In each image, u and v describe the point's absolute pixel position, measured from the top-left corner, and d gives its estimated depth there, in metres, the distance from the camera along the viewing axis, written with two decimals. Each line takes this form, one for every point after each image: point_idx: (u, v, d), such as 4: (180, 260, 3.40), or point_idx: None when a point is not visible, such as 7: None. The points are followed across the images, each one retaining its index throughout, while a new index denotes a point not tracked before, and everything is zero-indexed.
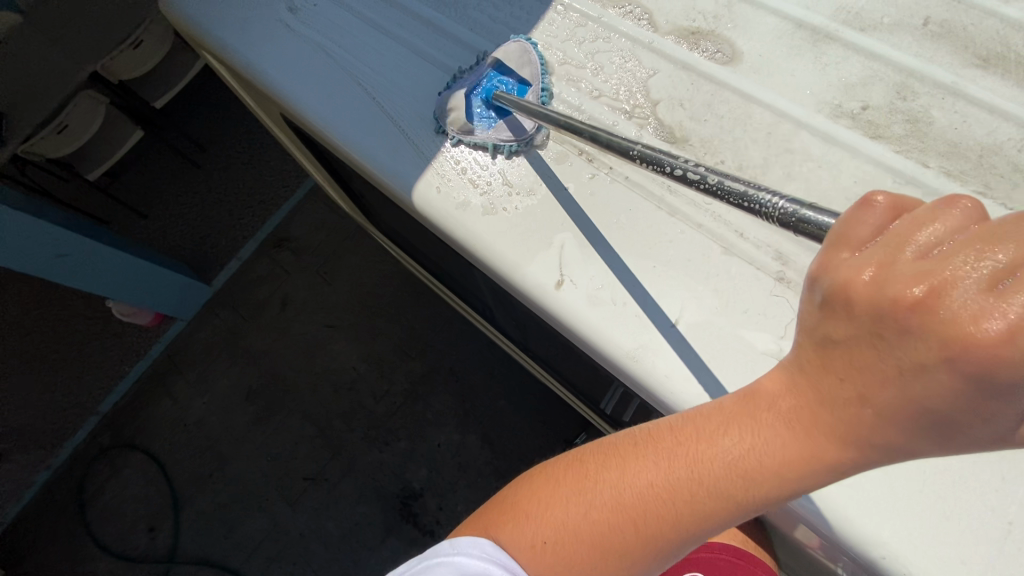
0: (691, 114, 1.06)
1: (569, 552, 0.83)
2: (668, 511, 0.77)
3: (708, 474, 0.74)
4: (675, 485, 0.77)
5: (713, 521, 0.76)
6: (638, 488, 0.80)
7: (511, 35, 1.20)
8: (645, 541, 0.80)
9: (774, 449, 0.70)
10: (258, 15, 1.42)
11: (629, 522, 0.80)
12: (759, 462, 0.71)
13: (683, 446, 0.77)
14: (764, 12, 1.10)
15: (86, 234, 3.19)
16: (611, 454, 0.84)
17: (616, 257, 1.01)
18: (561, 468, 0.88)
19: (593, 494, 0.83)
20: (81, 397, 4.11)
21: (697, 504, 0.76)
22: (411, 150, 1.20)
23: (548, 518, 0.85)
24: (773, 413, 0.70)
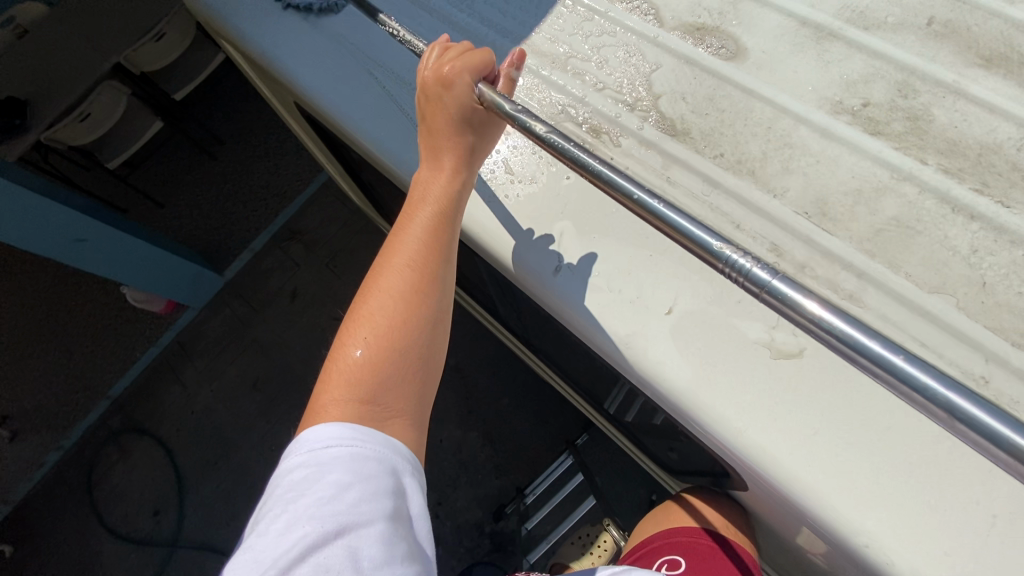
0: (693, 108, 1.07)
1: (380, 360, 0.93)
2: (414, 266, 0.98)
3: (426, 220, 1.00)
4: (410, 246, 0.99)
5: (450, 247, 1.01)
6: (393, 278, 0.97)
7: (518, 28, 1.23)
8: (419, 302, 0.96)
9: (449, 170, 1.01)
10: (275, 5, 1.47)
11: (400, 297, 0.96)
12: (453, 184, 1.00)
13: (398, 231, 1.01)
14: (768, 10, 1.11)
15: (104, 218, 3.26)
16: (365, 284, 1.01)
17: (613, 246, 1.02)
18: (342, 329, 0.98)
19: (370, 307, 0.97)
20: (93, 380, 4.20)
21: (432, 246, 0.99)
22: (418, 138, 1.24)
23: (349, 360, 0.93)
24: (429, 162, 1.03)
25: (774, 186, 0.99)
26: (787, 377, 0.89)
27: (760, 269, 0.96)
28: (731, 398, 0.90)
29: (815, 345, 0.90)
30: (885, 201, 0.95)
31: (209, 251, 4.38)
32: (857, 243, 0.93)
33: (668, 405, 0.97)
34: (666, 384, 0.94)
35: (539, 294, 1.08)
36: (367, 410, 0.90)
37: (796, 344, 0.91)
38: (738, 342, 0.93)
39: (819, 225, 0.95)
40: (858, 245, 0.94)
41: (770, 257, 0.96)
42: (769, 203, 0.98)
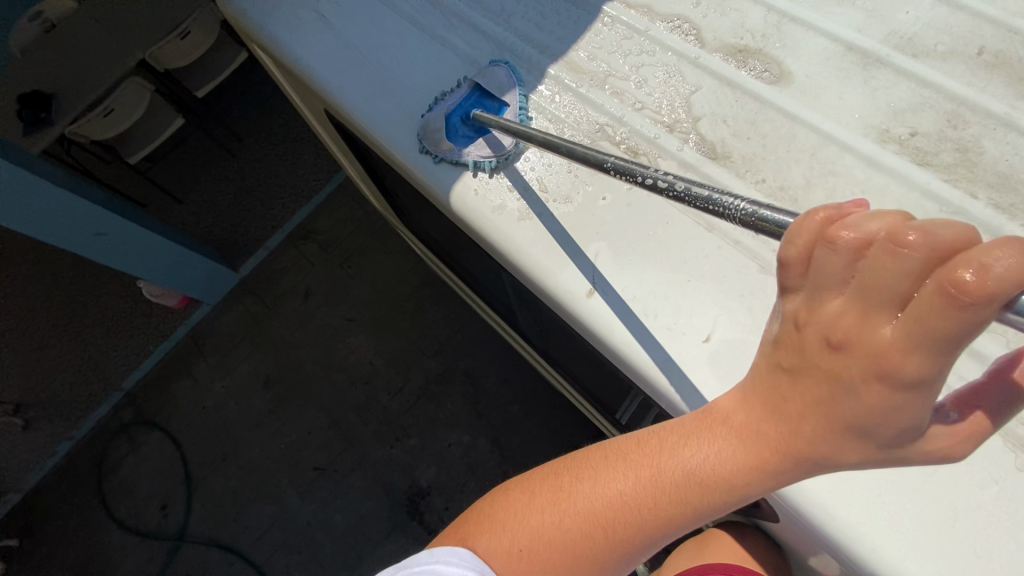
0: (734, 131, 1.06)
1: (549, 558, 0.88)
2: (631, 522, 0.84)
3: (675, 490, 0.80)
4: (636, 501, 0.83)
5: (681, 525, 0.82)
6: (604, 504, 0.85)
7: (556, 44, 1.22)
8: (616, 549, 0.85)
9: (745, 454, 0.73)
10: (309, 13, 1.47)
11: (593, 527, 0.86)
12: (740, 470, 0.74)
13: (635, 462, 0.84)
14: (813, 33, 1.09)
15: (124, 213, 3.30)
16: (572, 470, 0.90)
17: (649, 270, 1.01)
18: (531, 484, 0.93)
19: (565, 509, 0.88)
20: (107, 371, 4.24)
21: (662, 515, 0.81)
22: (451, 152, 1.22)
23: (518, 535, 0.90)
24: (732, 431, 0.75)
25: None
26: None
27: None
28: None
29: None
30: None
31: (225, 248, 4.41)
32: None
33: None
34: None
35: (572, 316, 1.07)
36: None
37: None
38: None
39: None
40: None
41: None
42: None
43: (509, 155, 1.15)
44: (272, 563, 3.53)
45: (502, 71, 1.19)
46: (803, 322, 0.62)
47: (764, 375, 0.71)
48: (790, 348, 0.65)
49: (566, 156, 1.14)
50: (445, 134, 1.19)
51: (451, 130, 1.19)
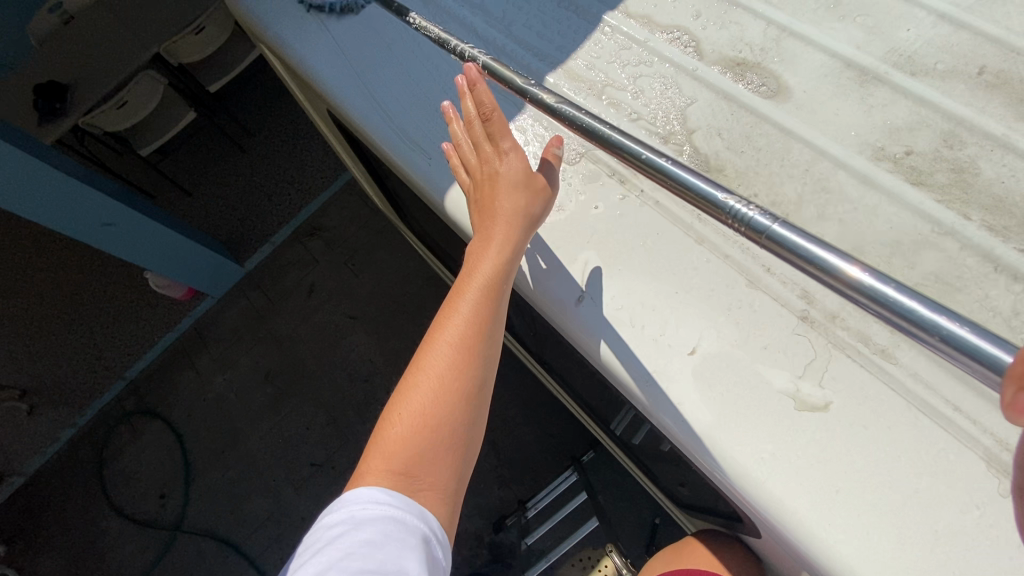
0: (728, 145, 1.06)
1: (421, 436, 0.94)
2: (458, 355, 0.99)
3: (473, 306, 1.00)
4: (453, 334, 1.00)
5: (491, 330, 1.01)
6: (437, 357, 0.99)
7: (555, 53, 1.22)
8: (458, 385, 0.97)
9: (499, 241, 1.01)
10: (314, 13, 1.48)
11: (450, 378, 0.98)
12: (500, 253, 1.00)
13: (442, 316, 1.02)
14: (812, 49, 1.09)
15: (133, 204, 3.34)
16: (413, 363, 1.02)
17: (638, 280, 1.01)
18: (394, 396, 0.99)
19: (415, 388, 0.98)
20: (111, 360, 4.29)
21: (474, 332, 0.99)
22: (448, 158, 1.24)
23: (389, 440, 0.95)
24: (480, 236, 1.03)
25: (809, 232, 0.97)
26: (812, 429, 0.87)
27: (788, 315, 0.93)
28: (752, 447, 0.88)
29: (842, 399, 0.88)
30: (924, 255, 0.92)
31: (232, 242, 4.45)
32: None
33: (685, 446, 0.95)
34: (685, 425, 0.92)
35: (560, 322, 1.07)
36: (407, 479, 0.92)
37: (822, 397, 0.88)
38: (760, 388, 0.90)
39: None
40: None
41: (800, 303, 0.94)
42: None
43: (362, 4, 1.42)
44: (266, 556, 3.55)
45: None
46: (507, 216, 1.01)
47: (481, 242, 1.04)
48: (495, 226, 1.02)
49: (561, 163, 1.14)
50: None
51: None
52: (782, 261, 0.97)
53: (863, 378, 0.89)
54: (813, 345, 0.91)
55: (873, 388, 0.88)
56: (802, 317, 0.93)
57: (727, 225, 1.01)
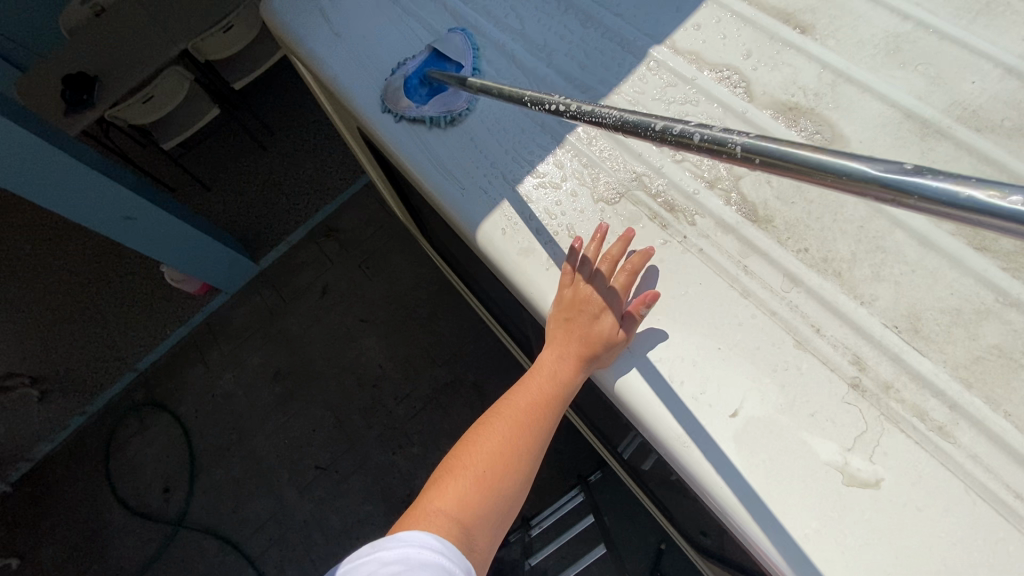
0: (778, 194, 1.01)
1: (476, 494, 1.01)
2: (520, 433, 1.07)
3: (535, 398, 1.10)
4: (514, 413, 1.10)
5: (551, 422, 1.09)
6: (497, 429, 1.09)
7: (597, 86, 1.19)
8: (515, 459, 1.06)
9: (569, 357, 1.06)
10: (351, 32, 1.46)
11: (509, 456, 1.06)
12: (566, 367, 1.06)
13: (506, 398, 1.14)
14: (870, 97, 1.04)
15: (153, 199, 3.35)
16: (474, 433, 1.11)
17: (678, 335, 0.97)
18: (453, 461, 1.08)
19: (473, 454, 1.07)
20: (123, 351, 4.30)
21: (536, 415, 1.08)
22: (482, 189, 1.20)
23: (446, 496, 1.01)
24: (554, 348, 1.09)
25: (862, 293, 0.92)
26: (861, 508, 0.82)
27: (838, 382, 0.88)
28: (795, 522, 0.84)
29: (894, 477, 0.83)
30: (985, 327, 0.87)
31: (248, 239, 4.45)
32: (951, 368, 0.86)
33: (721, 513, 0.91)
34: (725, 493, 0.89)
35: (595, 372, 1.05)
36: (458, 538, 0.96)
37: (872, 473, 0.84)
38: (805, 459, 0.86)
39: (910, 342, 0.88)
40: (951, 371, 0.86)
41: (851, 369, 0.89)
42: (854, 309, 0.91)
43: (465, 112, 1.25)
44: (266, 557, 3.52)
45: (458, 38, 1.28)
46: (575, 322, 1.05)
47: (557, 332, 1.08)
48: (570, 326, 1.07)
49: (599, 204, 1.10)
50: (404, 94, 1.30)
51: (407, 88, 1.30)
52: (831, 322, 0.92)
53: (916, 456, 0.84)
54: (864, 416, 0.86)
55: (927, 468, 0.83)
56: (853, 384, 0.88)
57: (775, 280, 0.96)
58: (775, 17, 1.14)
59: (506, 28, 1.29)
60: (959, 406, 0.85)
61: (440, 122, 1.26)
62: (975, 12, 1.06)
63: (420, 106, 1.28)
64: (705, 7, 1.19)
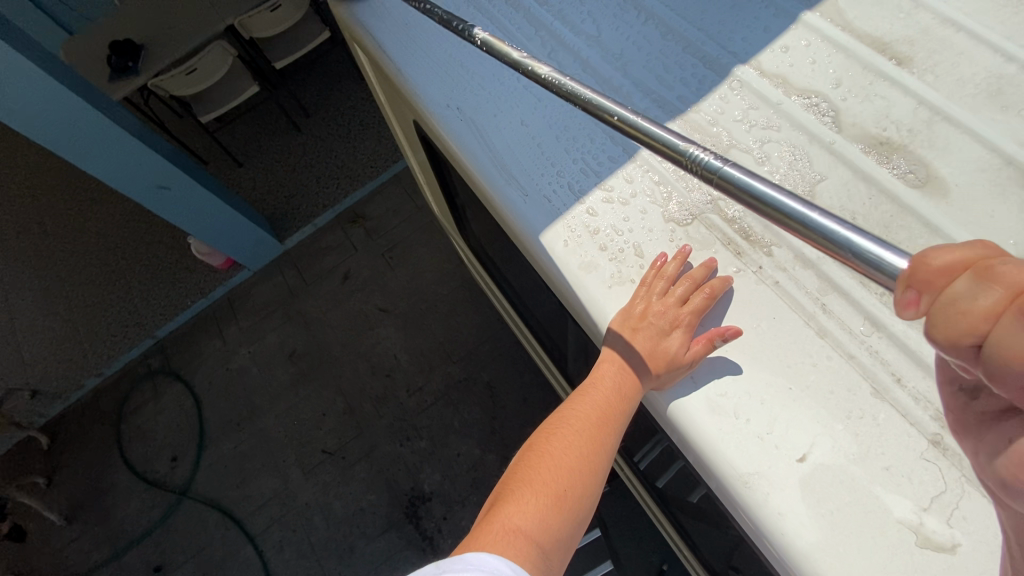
0: (863, 232, 0.97)
1: (550, 514, 0.95)
2: (589, 447, 1.03)
3: (598, 412, 1.05)
4: (581, 426, 1.05)
5: (615, 438, 1.05)
6: (564, 443, 1.04)
7: (676, 101, 1.15)
8: (586, 475, 1.01)
9: (629, 370, 1.04)
10: (419, 25, 1.44)
11: (575, 471, 1.00)
12: (628, 382, 1.03)
13: (568, 410, 1.09)
14: (968, 138, 0.99)
15: (187, 169, 3.36)
16: (535, 448, 1.06)
17: (746, 369, 0.93)
18: (516, 479, 1.01)
19: (542, 469, 1.01)
20: (143, 318, 4.33)
21: (602, 429, 1.04)
22: (546, 196, 1.17)
23: (521, 515, 0.94)
24: (615, 360, 1.06)
25: None
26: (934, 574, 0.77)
27: (917, 436, 0.84)
28: None
29: (972, 543, 0.78)
30: None
31: (275, 218, 4.46)
32: None
33: (779, 560, 0.87)
34: (787, 540, 0.84)
35: (652, 397, 1.02)
36: (535, 560, 0.88)
37: (949, 536, 0.79)
38: (878, 515, 0.81)
39: None
40: None
41: (932, 425, 0.84)
42: (939, 361, 0.87)
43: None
44: (266, 535, 3.52)
45: None
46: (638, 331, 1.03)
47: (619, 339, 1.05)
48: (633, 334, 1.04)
49: (670, 224, 1.06)
50: None
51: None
52: (914, 372, 0.88)
53: (999, 524, 0.78)
54: (943, 475, 0.82)
55: None
56: (933, 441, 0.84)
57: (854, 321, 0.92)
58: (869, 46, 1.10)
59: (582, 33, 1.26)
60: None
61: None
62: None
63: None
64: (794, 29, 1.15)
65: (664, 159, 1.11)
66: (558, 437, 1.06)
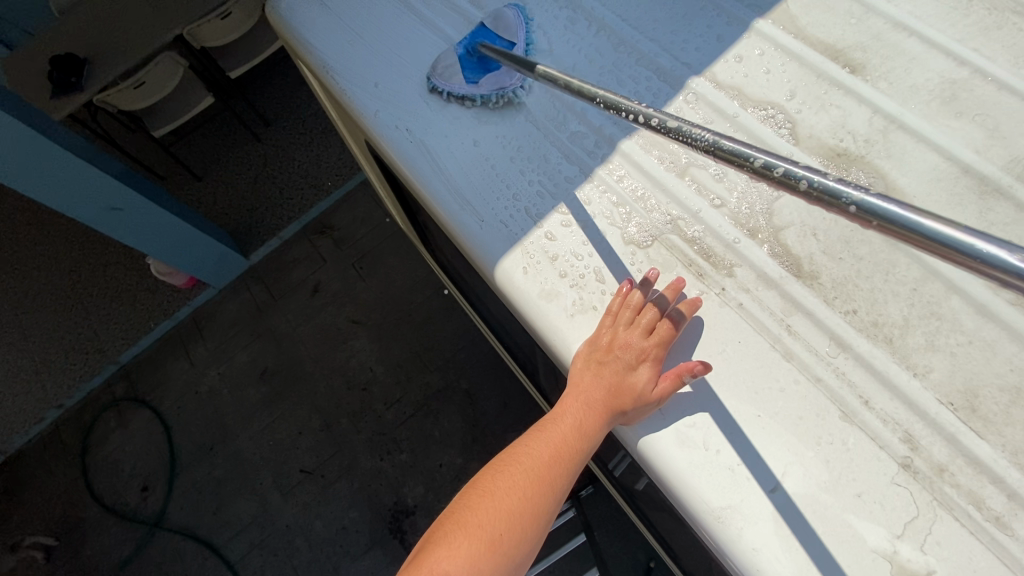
0: (825, 248, 0.94)
1: (482, 563, 0.89)
2: (535, 489, 0.95)
3: (552, 451, 0.99)
4: (530, 465, 0.98)
5: (566, 480, 0.98)
6: (509, 481, 0.97)
7: (631, 117, 1.11)
8: (529, 521, 0.93)
9: (594, 407, 0.97)
10: (364, 41, 1.36)
11: (515, 515, 0.93)
12: (590, 419, 0.97)
13: (521, 445, 1.02)
14: (924, 147, 0.98)
15: (140, 188, 3.19)
16: (479, 484, 0.99)
17: (714, 399, 0.90)
18: (454, 517, 0.95)
19: (481, 510, 0.94)
20: (104, 343, 4.13)
21: (553, 470, 0.97)
22: (503, 222, 1.11)
23: (449, 560, 0.88)
24: (577, 394, 0.99)
25: (915, 363, 0.86)
26: None
27: (887, 460, 0.82)
28: None
29: (946, 570, 0.76)
30: None
31: (239, 232, 4.30)
32: (1009, 453, 0.80)
33: None
34: (762, 575, 0.81)
35: (620, 430, 0.97)
36: None
37: (924, 564, 0.77)
38: (851, 545, 0.79)
39: (966, 422, 0.82)
40: (1010, 456, 0.80)
41: (902, 448, 0.83)
42: (906, 381, 0.85)
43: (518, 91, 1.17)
44: (246, 562, 3.42)
45: (511, 12, 1.22)
46: (604, 363, 0.98)
47: (585, 369, 0.99)
48: (598, 366, 0.99)
49: (630, 247, 1.03)
50: (455, 69, 1.21)
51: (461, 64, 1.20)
52: (881, 394, 0.86)
53: (972, 548, 0.77)
54: (915, 500, 0.80)
55: (983, 563, 0.76)
56: (903, 464, 0.82)
57: (820, 343, 0.90)
58: (822, 54, 1.07)
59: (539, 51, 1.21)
60: (1018, 495, 0.78)
61: (491, 101, 1.17)
62: None
63: (471, 85, 1.18)
64: (747, 38, 1.12)
65: (623, 179, 1.07)
66: (505, 474, 0.99)
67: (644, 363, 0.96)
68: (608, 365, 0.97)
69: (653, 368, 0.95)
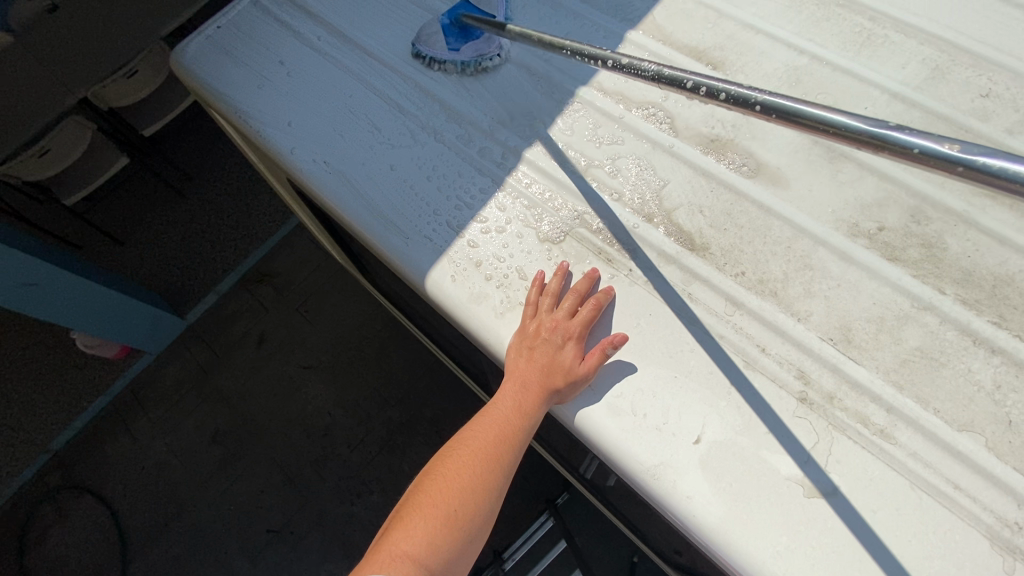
0: (711, 222, 1.07)
1: (440, 539, 0.95)
2: (485, 467, 1.01)
3: (497, 431, 1.05)
4: (477, 447, 1.04)
5: (515, 454, 1.04)
6: (458, 464, 1.03)
7: (531, 128, 1.22)
8: (482, 495, 0.99)
9: (531, 389, 1.03)
10: (271, 80, 1.41)
11: (467, 492, 0.99)
12: (530, 400, 1.03)
13: (468, 430, 1.08)
14: (781, 126, 1.13)
15: (57, 262, 2.99)
16: (430, 470, 1.05)
17: (638, 367, 0.99)
18: (411, 502, 1.01)
19: (435, 492, 1.00)
20: (32, 432, 3.82)
21: (501, 449, 1.03)
22: (427, 237, 1.17)
23: (408, 540, 0.95)
24: (514, 379, 1.06)
25: (798, 310, 0.98)
26: (821, 518, 0.85)
27: (787, 396, 0.93)
28: (767, 539, 0.86)
29: (849, 483, 0.87)
30: (907, 331, 0.95)
31: (171, 294, 4.13)
32: (883, 373, 0.93)
33: (698, 540, 0.91)
34: (698, 519, 0.89)
35: (557, 411, 1.03)
36: None
37: (829, 481, 0.87)
38: (767, 476, 0.89)
39: (844, 352, 0.95)
40: (884, 376, 0.93)
41: (797, 383, 0.94)
42: (792, 325, 0.98)
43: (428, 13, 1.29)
44: None
45: None
46: (535, 347, 1.04)
47: (519, 357, 1.05)
48: (529, 351, 1.05)
49: (545, 244, 1.12)
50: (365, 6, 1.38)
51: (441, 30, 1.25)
52: (774, 340, 0.97)
53: (866, 461, 0.88)
54: (814, 427, 0.91)
55: (877, 471, 0.87)
56: (801, 398, 0.93)
57: (718, 305, 1.01)
58: (687, 56, 1.23)
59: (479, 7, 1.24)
60: (895, 408, 0.91)
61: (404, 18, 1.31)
62: (858, 45, 1.18)
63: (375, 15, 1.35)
64: (624, 48, 1.26)
65: (531, 183, 1.17)
66: (455, 457, 1.05)
67: (570, 341, 1.03)
68: (538, 350, 1.04)
69: (578, 342, 1.03)
